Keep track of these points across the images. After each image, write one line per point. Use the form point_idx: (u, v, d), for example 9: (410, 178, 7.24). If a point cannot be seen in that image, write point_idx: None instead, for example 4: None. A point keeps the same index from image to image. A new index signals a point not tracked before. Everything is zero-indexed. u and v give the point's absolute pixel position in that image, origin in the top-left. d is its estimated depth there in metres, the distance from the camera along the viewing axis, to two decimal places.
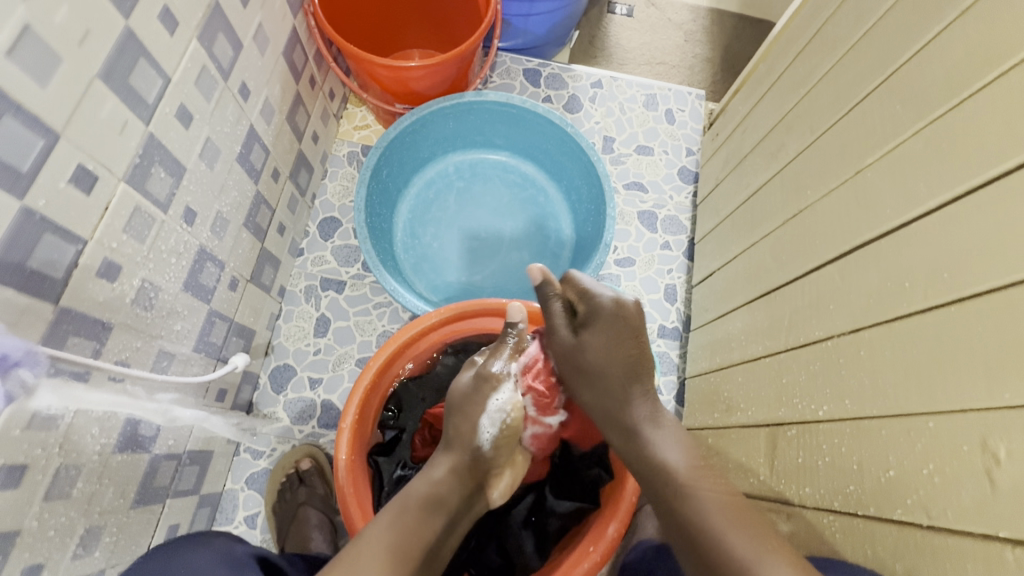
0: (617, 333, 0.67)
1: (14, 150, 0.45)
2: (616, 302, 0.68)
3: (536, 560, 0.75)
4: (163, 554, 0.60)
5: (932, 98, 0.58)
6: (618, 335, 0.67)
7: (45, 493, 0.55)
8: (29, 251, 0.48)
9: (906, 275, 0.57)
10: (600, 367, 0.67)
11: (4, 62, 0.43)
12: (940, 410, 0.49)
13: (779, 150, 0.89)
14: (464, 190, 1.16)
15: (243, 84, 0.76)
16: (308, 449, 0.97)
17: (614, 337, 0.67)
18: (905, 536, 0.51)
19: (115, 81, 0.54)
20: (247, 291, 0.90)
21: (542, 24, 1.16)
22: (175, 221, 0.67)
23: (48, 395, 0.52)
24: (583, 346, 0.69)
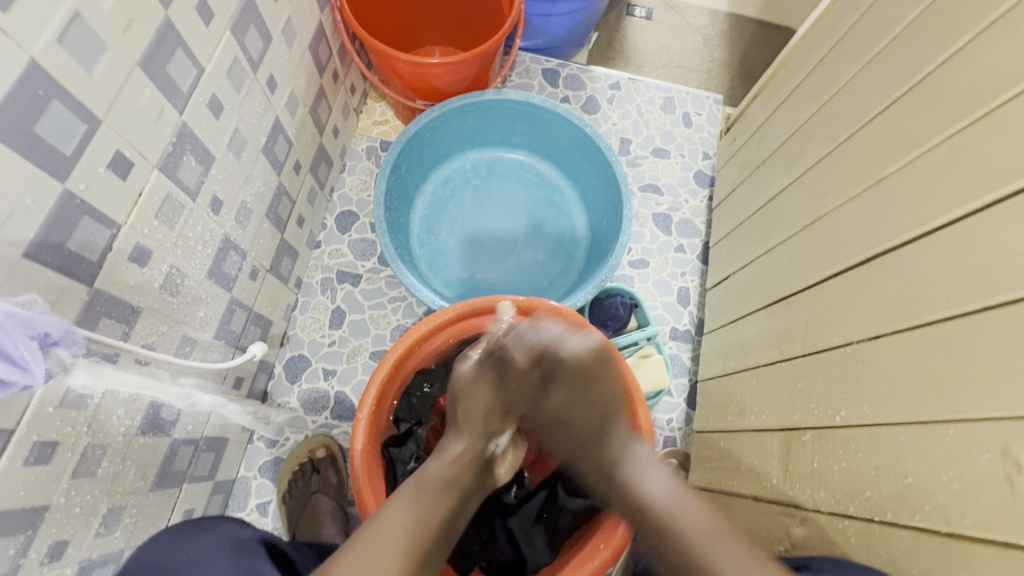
0: (581, 382, 0.70)
1: (60, 134, 0.47)
2: (580, 353, 0.71)
3: (547, 555, 0.76)
4: (167, 538, 0.60)
5: (956, 108, 0.59)
6: (583, 384, 0.70)
7: (72, 471, 0.57)
8: (69, 233, 0.50)
9: (927, 283, 0.57)
10: (577, 416, 0.69)
11: (54, 47, 0.44)
12: (960, 417, 0.49)
13: (798, 156, 0.89)
14: (480, 187, 1.17)
15: (271, 76, 0.77)
16: (323, 439, 0.98)
17: (579, 386, 0.70)
18: (922, 542, 0.51)
19: (153, 70, 0.55)
20: (266, 281, 0.91)
21: (562, 24, 1.16)
22: (203, 210, 0.68)
23: (83, 374, 0.54)
24: (551, 404, 0.70)
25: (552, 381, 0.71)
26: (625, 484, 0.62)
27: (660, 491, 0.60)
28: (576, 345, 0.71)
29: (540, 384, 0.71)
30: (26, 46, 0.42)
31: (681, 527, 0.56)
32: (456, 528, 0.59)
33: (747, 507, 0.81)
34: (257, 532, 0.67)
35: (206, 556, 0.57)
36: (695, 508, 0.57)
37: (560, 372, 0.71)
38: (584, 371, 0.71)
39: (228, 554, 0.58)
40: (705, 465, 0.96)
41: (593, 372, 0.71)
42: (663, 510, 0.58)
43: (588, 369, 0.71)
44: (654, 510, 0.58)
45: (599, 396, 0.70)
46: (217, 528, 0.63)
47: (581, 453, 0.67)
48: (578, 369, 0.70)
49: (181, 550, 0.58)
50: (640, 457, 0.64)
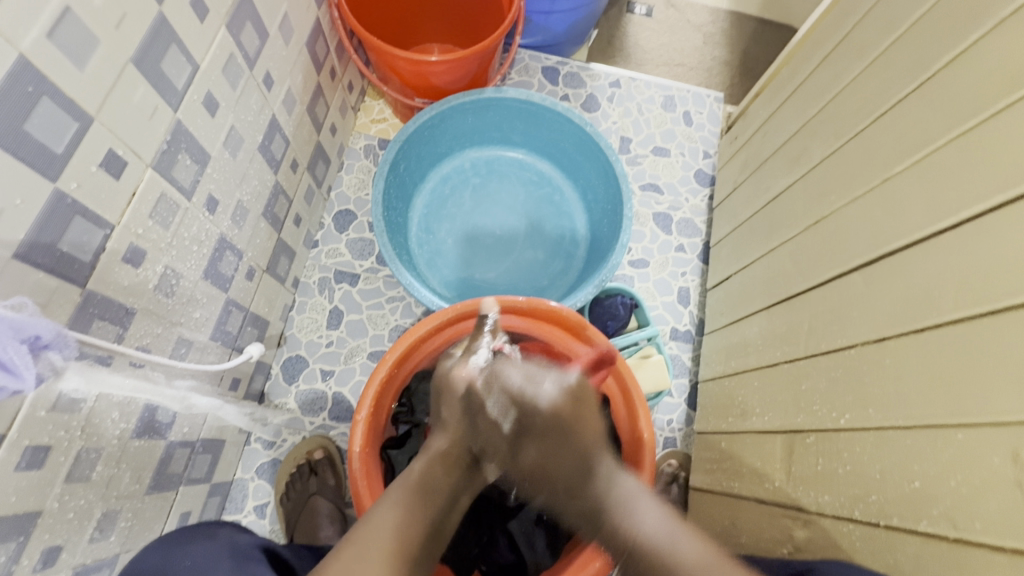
0: (555, 434, 0.57)
1: (50, 131, 0.46)
2: (555, 393, 0.59)
3: (547, 558, 0.76)
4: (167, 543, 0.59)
5: (965, 107, 0.58)
6: (558, 436, 0.57)
7: (65, 475, 0.56)
8: (61, 234, 0.49)
9: (934, 284, 0.57)
10: (552, 474, 0.56)
11: (43, 42, 0.43)
12: (969, 421, 0.49)
13: (802, 155, 0.88)
14: (480, 186, 1.16)
15: (267, 73, 0.75)
16: (320, 440, 0.97)
17: (555, 437, 0.57)
18: (930, 547, 0.50)
19: (147, 66, 0.54)
20: (263, 281, 0.90)
21: (562, 22, 1.15)
22: (198, 209, 0.67)
23: (75, 378, 0.53)
24: (525, 461, 0.59)
25: (524, 432, 0.59)
26: (610, 521, 0.52)
27: (653, 528, 0.50)
28: (539, 395, 0.59)
29: (513, 433, 0.60)
30: (15, 42, 0.41)
31: (677, 565, 0.48)
32: (445, 527, 0.59)
33: (749, 508, 0.80)
34: (255, 538, 0.66)
35: (206, 562, 0.56)
36: (685, 542, 0.49)
37: (530, 424, 0.59)
38: (557, 418, 0.57)
39: (226, 560, 0.57)
40: (706, 466, 0.95)
41: (568, 423, 0.57)
42: (655, 549, 0.49)
43: (563, 415, 0.57)
44: (642, 550, 0.49)
45: (578, 438, 0.56)
46: (216, 534, 0.62)
47: (563, 501, 0.55)
48: (552, 416, 0.57)
49: (180, 557, 0.57)
50: (629, 488, 0.53)
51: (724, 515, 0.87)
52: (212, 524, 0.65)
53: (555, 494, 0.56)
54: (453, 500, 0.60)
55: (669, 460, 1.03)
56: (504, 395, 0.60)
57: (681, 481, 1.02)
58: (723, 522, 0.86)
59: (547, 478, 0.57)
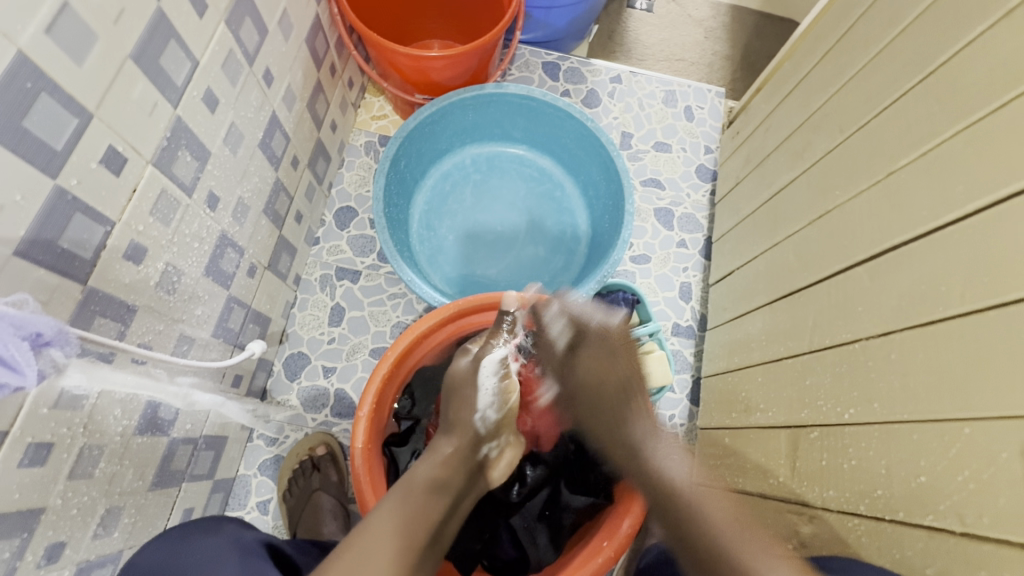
0: (608, 355, 0.69)
1: (48, 128, 0.46)
2: (604, 327, 0.71)
3: (550, 554, 0.76)
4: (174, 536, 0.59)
5: (971, 99, 0.57)
6: (609, 356, 0.69)
7: (69, 472, 0.56)
8: (61, 230, 0.49)
9: (941, 277, 0.56)
10: (590, 394, 0.67)
11: (42, 38, 0.43)
12: (977, 416, 0.48)
13: (806, 149, 0.88)
14: (481, 182, 1.15)
15: (267, 70, 0.75)
16: (322, 437, 0.97)
17: (604, 358, 0.68)
18: (936, 542, 0.50)
19: (146, 62, 0.53)
20: (264, 278, 0.90)
21: (563, 17, 1.14)
22: (199, 206, 0.67)
23: (77, 374, 0.53)
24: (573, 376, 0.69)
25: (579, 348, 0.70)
26: (644, 463, 0.60)
27: (679, 473, 0.57)
28: (609, 323, 0.72)
29: (569, 350, 0.71)
30: (14, 37, 0.41)
31: (702, 514, 0.53)
32: (444, 532, 0.58)
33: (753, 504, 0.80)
34: (261, 534, 0.66)
35: (210, 561, 0.56)
36: (719, 499, 0.55)
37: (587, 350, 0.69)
38: (607, 339, 0.70)
39: (230, 555, 0.57)
40: (710, 462, 0.95)
41: (621, 350, 0.70)
42: (681, 491, 0.56)
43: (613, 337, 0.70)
44: (671, 484, 0.57)
45: (626, 364, 0.69)
46: (218, 530, 0.61)
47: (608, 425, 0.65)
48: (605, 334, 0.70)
49: (185, 552, 0.57)
50: (662, 443, 0.61)
51: None
52: (214, 519, 0.64)
53: (601, 414, 0.66)
54: (453, 495, 0.60)
55: None
56: (566, 320, 0.72)
57: None
58: None
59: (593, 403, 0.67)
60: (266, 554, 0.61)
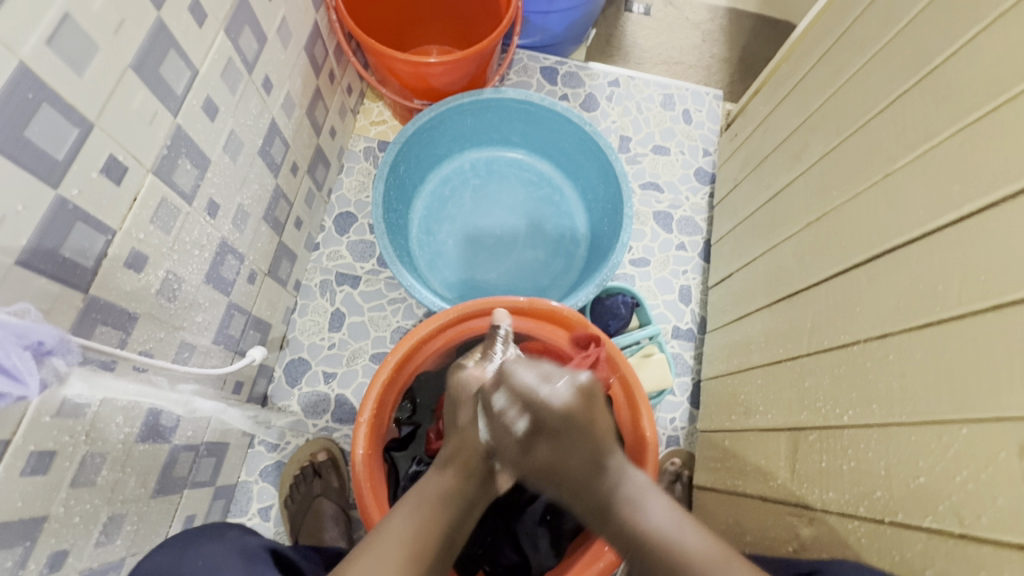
0: (568, 431, 0.60)
1: (50, 139, 0.46)
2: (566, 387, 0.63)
3: (551, 558, 0.76)
4: (175, 545, 0.59)
5: (967, 101, 0.57)
6: (571, 432, 0.60)
7: (71, 480, 0.56)
8: (63, 239, 0.49)
9: (938, 279, 0.56)
10: (562, 470, 0.60)
11: (43, 49, 0.43)
12: (976, 416, 0.49)
13: (802, 152, 0.88)
14: (480, 187, 1.16)
15: (266, 77, 0.76)
16: (324, 442, 0.97)
17: (566, 435, 0.60)
18: (935, 543, 0.50)
19: (146, 72, 0.54)
20: (265, 284, 0.90)
21: (560, 22, 1.15)
22: (199, 214, 0.67)
23: (78, 383, 0.53)
24: (536, 459, 0.61)
25: (539, 434, 0.61)
26: (625, 515, 0.57)
27: (662, 523, 0.56)
28: (551, 395, 0.62)
29: (525, 435, 0.61)
30: (15, 49, 0.41)
31: (687, 554, 0.54)
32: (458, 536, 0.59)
33: (753, 506, 0.80)
34: (264, 540, 0.66)
35: (211, 566, 0.56)
36: (691, 526, 0.56)
37: (542, 424, 0.61)
38: (569, 416, 0.61)
39: (232, 562, 0.57)
40: (710, 465, 0.95)
41: (588, 436, 0.60)
42: (663, 541, 0.55)
43: (574, 413, 0.61)
44: (655, 544, 0.55)
45: (590, 439, 0.60)
46: (225, 534, 0.62)
47: (574, 497, 0.60)
48: (564, 416, 0.61)
49: (192, 557, 0.57)
50: (639, 484, 0.59)
51: (728, 513, 0.87)
52: (220, 524, 0.65)
53: (567, 494, 0.61)
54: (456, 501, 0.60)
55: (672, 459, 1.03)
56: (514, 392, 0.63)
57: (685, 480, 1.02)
58: (728, 519, 0.86)
59: (563, 489, 0.61)
60: (269, 560, 0.61)
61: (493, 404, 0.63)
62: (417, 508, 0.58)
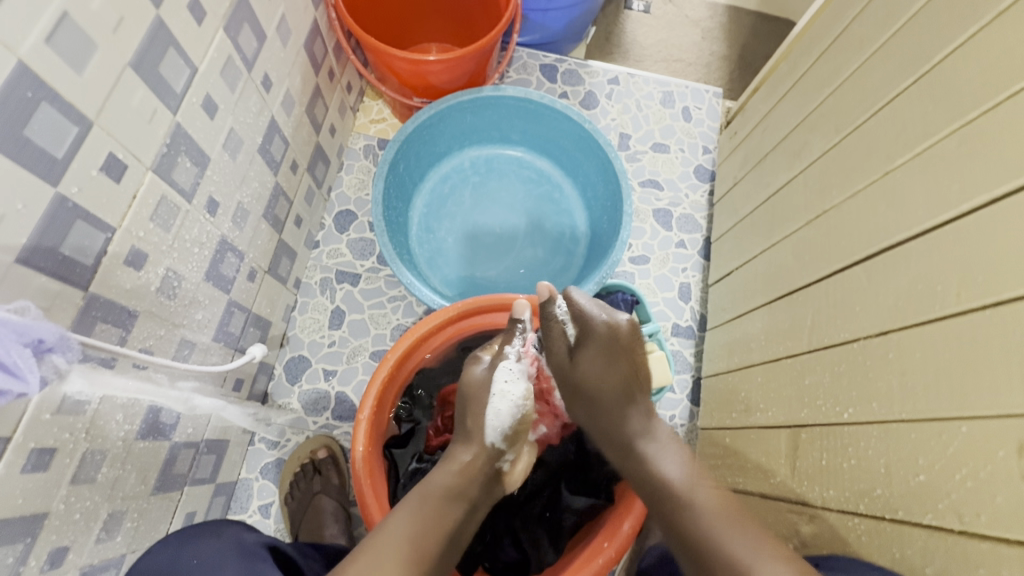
0: (610, 352, 0.70)
1: (50, 137, 0.46)
2: (609, 326, 0.71)
3: (551, 555, 0.75)
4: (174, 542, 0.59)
5: (966, 99, 0.57)
6: (613, 354, 0.70)
7: (71, 477, 0.56)
8: (62, 238, 0.49)
9: (936, 277, 0.56)
10: (594, 388, 0.69)
11: (42, 47, 0.44)
12: (974, 414, 0.49)
13: (802, 149, 0.88)
14: (479, 185, 1.16)
15: (266, 75, 0.75)
16: (324, 440, 0.97)
17: (608, 357, 0.69)
18: (934, 541, 0.51)
19: (145, 70, 0.54)
20: (265, 282, 0.90)
21: (560, 19, 1.15)
22: (199, 211, 0.67)
23: (78, 380, 0.54)
24: (578, 367, 0.71)
25: (583, 343, 0.71)
26: (644, 463, 0.64)
27: (676, 475, 0.61)
28: (602, 318, 0.71)
29: (573, 347, 0.72)
30: (14, 47, 0.41)
31: (695, 505, 0.57)
32: (461, 532, 0.60)
33: (754, 504, 0.80)
34: (262, 536, 0.66)
35: (210, 564, 0.56)
36: (707, 486, 0.60)
37: (590, 334, 0.70)
38: (614, 341, 0.70)
39: (234, 558, 0.58)
40: (711, 462, 0.96)
41: (631, 378, 0.69)
42: (677, 491, 0.59)
43: (619, 341, 0.70)
44: (668, 486, 0.60)
45: (628, 367, 0.69)
46: (220, 533, 0.61)
47: (605, 418, 0.68)
48: (609, 333, 0.70)
49: (187, 556, 0.57)
50: (660, 438, 0.65)
51: None
52: (218, 521, 0.64)
53: (598, 417, 0.69)
54: (456, 499, 0.60)
55: None
56: (574, 312, 0.72)
57: None
58: None
59: (596, 408, 0.69)
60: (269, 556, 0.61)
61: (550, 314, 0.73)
62: (414, 505, 0.58)
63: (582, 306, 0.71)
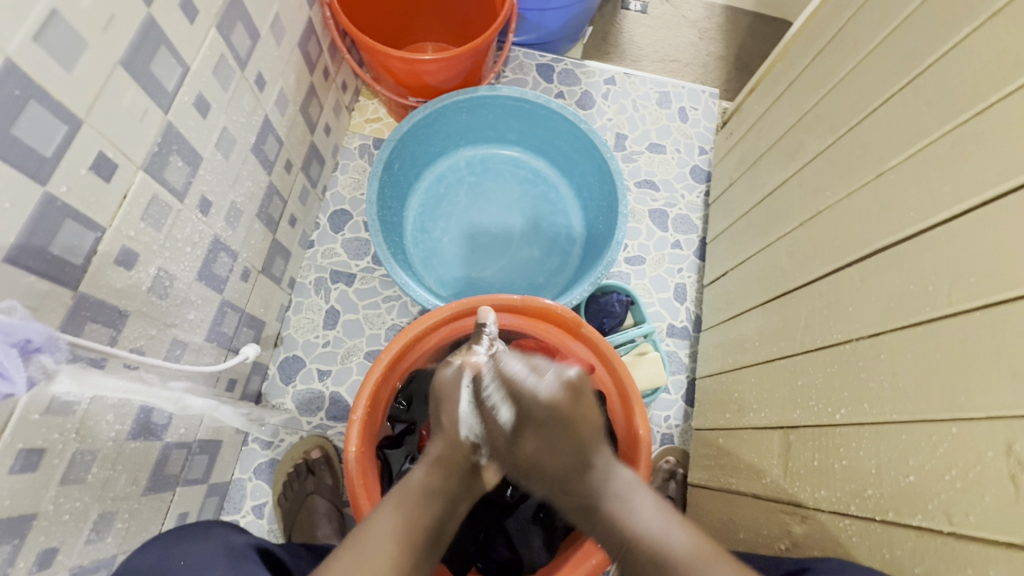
0: (552, 427, 0.60)
1: (38, 135, 0.46)
2: (548, 395, 0.61)
3: (543, 555, 0.76)
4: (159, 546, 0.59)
5: (959, 101, 0.57)
6: (555, 430, 0.60)
7: (61, 477, 0.56)
8: (51, 237, 0.49)
9: (929, 279, 0.56)
10: (546, 468, 0.61)
11: (30, 45, 0.43)
12: (964, 415, 0.49)
13: (797, 150, 0.88)
14: (475, 184, 1.15)
15: (260, 74, 0.75)
16: (317, 440, 0.97)
17: (551, 433, 0.60)
18: (925, 542, 0.51)
19: (136, 68, 0.54)
20: (258, 282, 0.90)
21: (556, 19, 1.15)
22: (191, 211, 0.67)
23: (67, 380, 0.53)
24: (522, 454, 0.62)
25: (521, 427, 0.62)
26: (610, 523, 0.57)
27: (649, 523, 0.56)
28: (537, 392, 0.61)
29: (511, 432, 0.62)
30: (2, 45, 0.41)
31: (670, 554, 0.53)
32: (445, 533, 0.59)
33: (746, 504, 0.81)
34: (251, 537, 0.65)
35: (198, 567, 0.56)
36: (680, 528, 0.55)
37: (528, 415, 0.61)
38: (553, 415, 0.60)
39: (221, 559, 0.57)
40: (704, 463, 0.96)
41: (583, 442, 0.60)
42: (651, 546, 0.54)
43: (559, 413, 0.60)
44: (642, 545, 0.55)
45: (574, 437, 0.60)
46: (210, 533, 0.61)
47: (561, 494, 0.60)
48: (547, 410, 0.60)
49: (176, 556, 0.57)
50: (624, 485, 0.59)
51: (722, 511, 0.87)
52: (210, 521, 0.64)
53: (555, 494, 0.61)
54: (446, 501, 0.60)
55: (667, 456, 1.04)
56: (502, 383, 0.63)
57: (679, 478, 1.03)
58: (722, 518, 0.86)
59: (550, 485, 0.61)
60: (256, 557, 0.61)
61: (482, 394, 0.64)
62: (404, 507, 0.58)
63: (510, 369, 0.63)
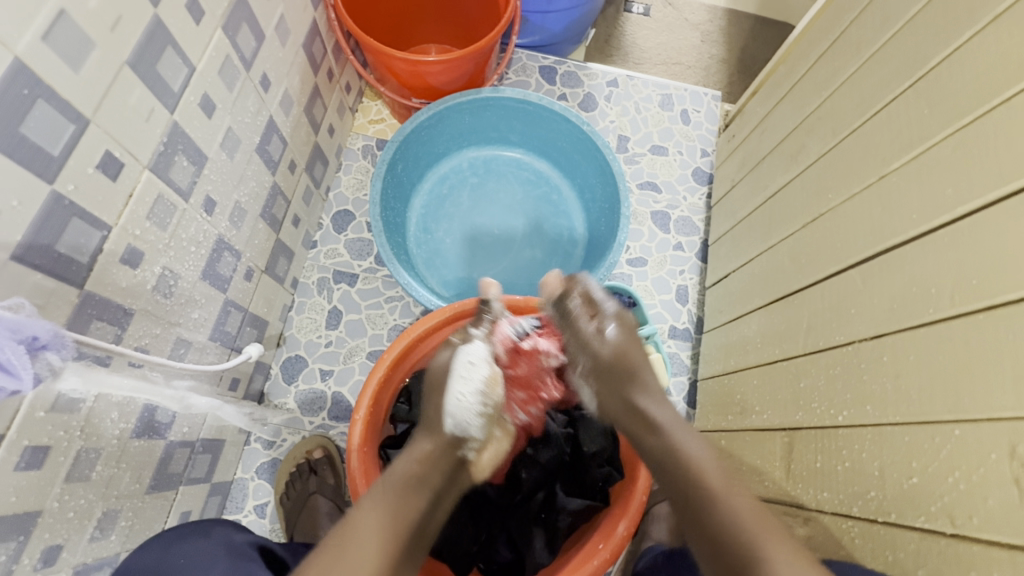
0: (630, 333, 0.65)
1: (46, 134, 0.46)
2: (619, 309, 0.66)
3: (546, 557, 0.74)
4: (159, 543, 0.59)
5: (963, 103, 0.57)
6: (631, 336, 0.64)
7: (65, 475, 0.56)
8: (58, 235, 0.49)
9: (932, 281, 0.57)
10: (623, 370, 0.62)
11: (39, 45, 0.44)
12: (967, 417, 0.49)
13: (799, 152, 0.88)
14: (478, 185, 1.16)
15: (264, 75, 0.76)
16: (320, 440, 0.97)
17: (628, 336, 0.64)
18: (928, 543, 0.51)
19: (143, 68, 0.54)
20: (262, 281, 0.90)
21: (559, 22, 1.15)
22: (196, 210, 0.67)
23: (73, 378, 0.54)
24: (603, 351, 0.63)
25: (603, 325, 0.65)
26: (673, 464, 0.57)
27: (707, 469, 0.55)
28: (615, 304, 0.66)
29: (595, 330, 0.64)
30: (11, 45, 0.41)
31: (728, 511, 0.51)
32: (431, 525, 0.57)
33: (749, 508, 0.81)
34: (252, 536, 0.66)
35: (197, 565, 0.57)
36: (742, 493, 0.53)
37: (609, 318, 0.65)
38: (626, 322, 0.65)
39: (223, 558, 0.58)
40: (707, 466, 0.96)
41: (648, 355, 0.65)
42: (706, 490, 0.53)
43: (629, 323, 0.65)
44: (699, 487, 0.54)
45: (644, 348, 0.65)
46: (211, 532, 0.61)
47: (631, 400, 0.61)
48: (625, 318, 0.65)
49: (175, 555, 0.58)
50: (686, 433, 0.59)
51: None
52: (216, 520, 0.65)
53: (627, 399, 0.61)
54: (448, 501, 0.60)
55: None
56: (583, 298, 0.67)
57: None
58: None
59: (623, 391, 0.62)
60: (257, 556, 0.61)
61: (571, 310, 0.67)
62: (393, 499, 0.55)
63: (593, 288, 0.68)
